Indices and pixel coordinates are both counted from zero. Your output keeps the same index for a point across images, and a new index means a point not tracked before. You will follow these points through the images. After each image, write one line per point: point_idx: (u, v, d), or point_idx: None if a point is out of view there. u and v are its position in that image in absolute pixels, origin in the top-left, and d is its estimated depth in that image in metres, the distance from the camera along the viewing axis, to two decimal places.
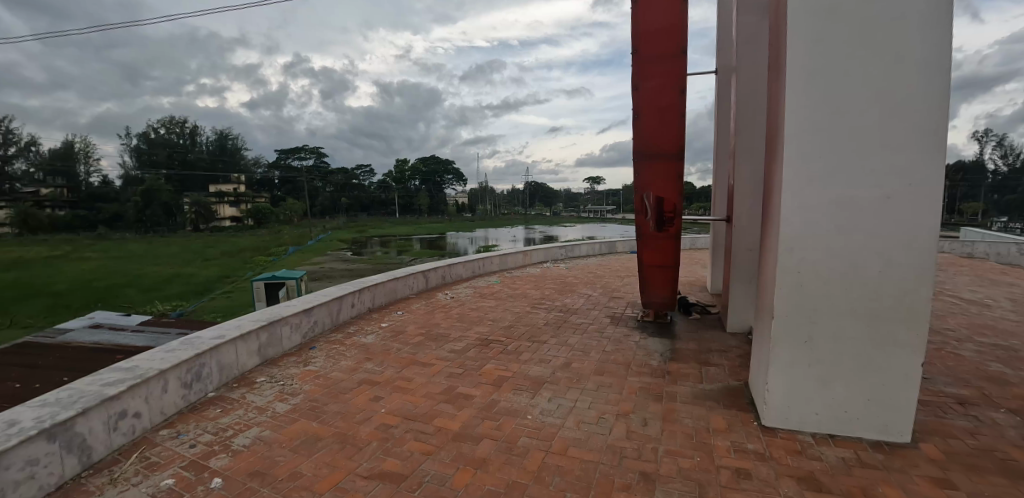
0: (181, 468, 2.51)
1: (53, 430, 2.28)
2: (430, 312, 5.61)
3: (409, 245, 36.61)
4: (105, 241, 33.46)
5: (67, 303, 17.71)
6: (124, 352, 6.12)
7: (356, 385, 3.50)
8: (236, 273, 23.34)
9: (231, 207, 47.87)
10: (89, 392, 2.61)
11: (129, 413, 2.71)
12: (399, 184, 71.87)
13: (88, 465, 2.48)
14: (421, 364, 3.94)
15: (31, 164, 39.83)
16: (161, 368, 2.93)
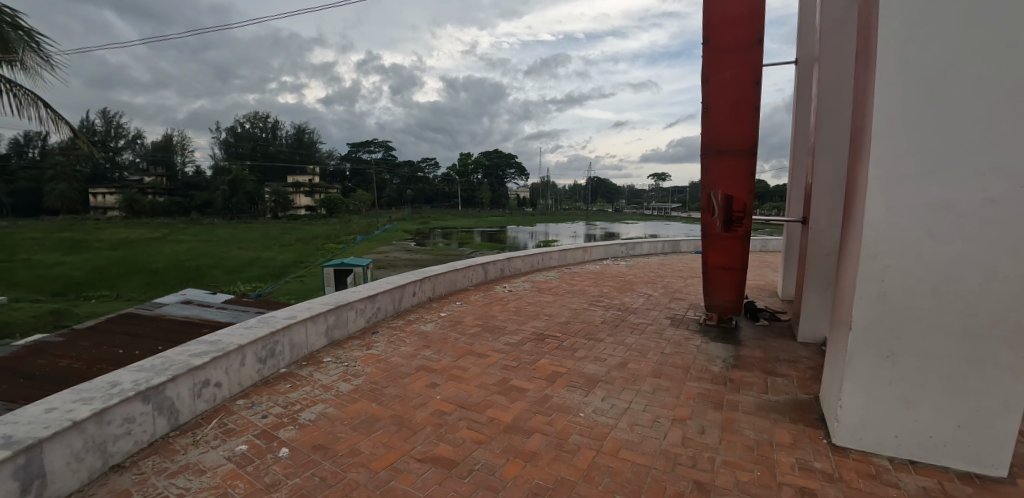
0: (254, 436, 2.72)
1: (147, 393, 2.56)
2: (488, 304, 5.71)
3: (469, 237, 37.41)
4: (199, 226, 37.08)
5: (163, 280, 19.88)
6: (211, 325, 6.77)
7: (414, 371, 3.62)
8: (309, 259, 25.14)
9: (306, 196, 51.54)
10: (179, 360, 2.90)
11: (211, 383, 2.98)
12: (462, 177, 73.65)
13: (176, 425, 2.76)
14: (476, 354, 4.01)
15: (138, 156, 46.76)
16: (240, 343, 3.20)
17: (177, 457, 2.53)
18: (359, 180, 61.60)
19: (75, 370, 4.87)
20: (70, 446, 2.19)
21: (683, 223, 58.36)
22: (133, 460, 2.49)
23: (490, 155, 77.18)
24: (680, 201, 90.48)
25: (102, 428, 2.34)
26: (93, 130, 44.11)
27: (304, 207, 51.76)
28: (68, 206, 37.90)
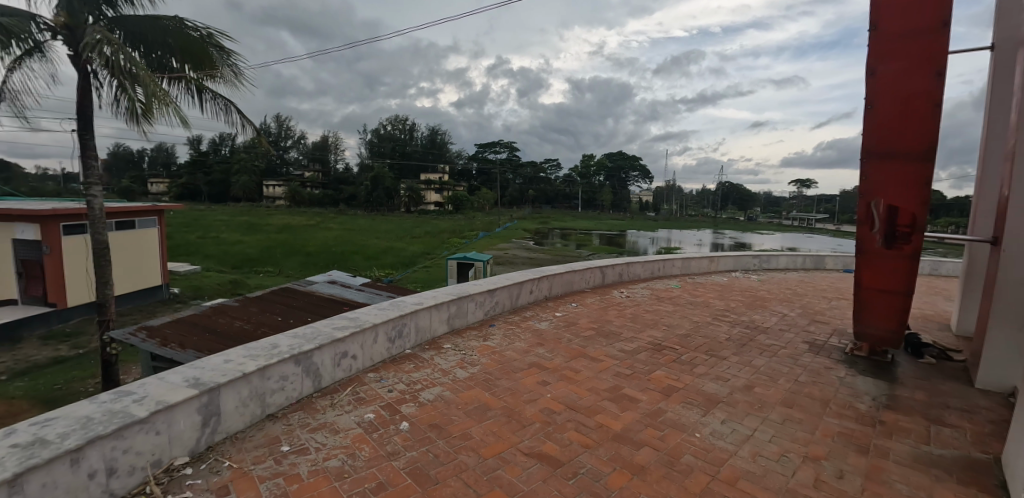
0: (380, 407, 3.02)
1: (299, 356, 2.99)
2: (604, 308, 5.65)
3: (588, 240, 37.52)
4: (347, 215, 42.54)
5: (316, 261, 23.22)
6: (351, 304, 7.69)
7: (526, 366, 3.73)
8: (434, 252, 27.46)
9: (436, 193, 56.10)
10: (325, 332, 3.34)
11: (348, 354, 3.38)
12: (584, 179, 73.37)
13: (319, 387, 3.19)
14: (589, 357, 4.00)
15: (301, 153, 55.53)
16: (375, 322, 3.58)
17: (317, 415, 2.91)
18: (484, 179, 65.19)
19: (249, 331, 5.88)
20: (239, 393, 2.65)
21: (829, 237, 51.35)
22: (284, 411, 2.93)
23: (614, 156, 75.75)
24: (826, 212, 79.57)
25: (263, 381, 2.79)
26: (270, 132, 54.07)
27: (433, 203, 56.14)
28: (248, 196, 46.51)
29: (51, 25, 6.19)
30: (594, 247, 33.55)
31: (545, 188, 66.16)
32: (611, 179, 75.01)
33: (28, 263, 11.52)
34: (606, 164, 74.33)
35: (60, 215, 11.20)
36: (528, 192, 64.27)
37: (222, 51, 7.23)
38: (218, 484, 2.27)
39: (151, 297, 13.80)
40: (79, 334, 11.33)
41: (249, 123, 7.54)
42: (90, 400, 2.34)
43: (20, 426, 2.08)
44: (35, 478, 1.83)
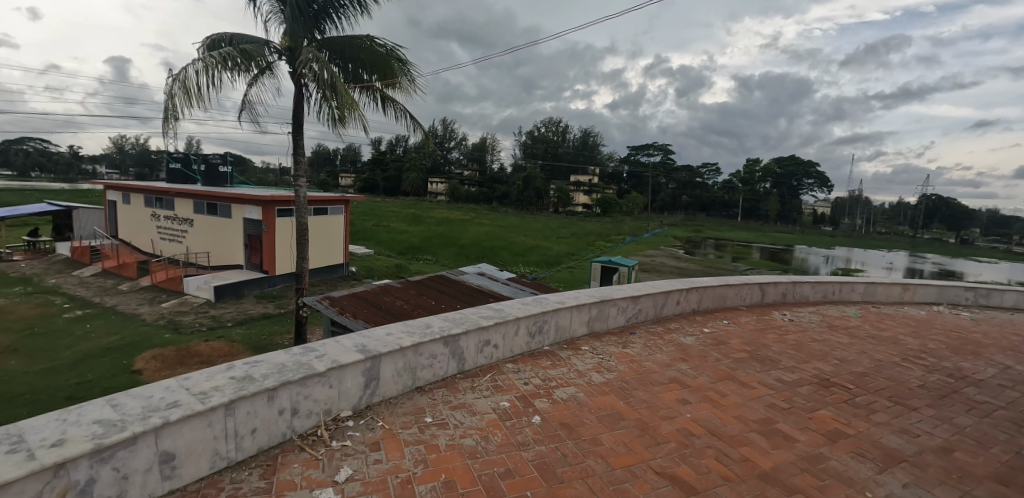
0: (515, 397, 3.15)
1: (448, 339, 3.29)
2: (761, 330, 5.15)
3: (745, 253, 34.69)
4: (497, 213, 45.64)
5: (468, 253, 25.41)
6: (495, 296, 8.22)
7: (666, 381, 3.57)
8: (578, 253, 28.16)
9: (585, 195, 55.97)
10: (473, 319, 3.63)
11: (490, 343, 3.61)
12: (745, 186, 64.27)
13: (463, 369, 3.46)
14: (739, 382, 3.69)
15: (462, 154, 62.59)
16: (518, 315, 3.77)
17: (459, 394, 3.15)
18: (634, 181, 63.75)
19: (407, 310, 6.76)
20: (396, 363, 3.00)
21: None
22: (431, 386, 3.24)
23: (785, 159, 64.31)
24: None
25: (416, 356, 3.12)
26: (438, 134, 62.08)
27: (581, 205, 55.77)
28: (416, 191, 54.61)
29: (278, 49, 7.74)
30: (754, 261, 31.04)
31: (700, 194, 60.68)
32: (780, 186, 64.24)
33: (252, 238, 14.55)
34: (775, 169, 63.80)
35: (276, 201, 13.97)
36: (681, 198, 60.16)
37: (402, 63, 8.19)
38: (372, 440, 2.59)
39: (333, 273, 16.37)
40: (281, 297, 13.98)
41: (417, 124, 8.45)
42: (286, 350, 2.87)
43: (238, 363, 2.64)
44: (243, 406, 2.30)
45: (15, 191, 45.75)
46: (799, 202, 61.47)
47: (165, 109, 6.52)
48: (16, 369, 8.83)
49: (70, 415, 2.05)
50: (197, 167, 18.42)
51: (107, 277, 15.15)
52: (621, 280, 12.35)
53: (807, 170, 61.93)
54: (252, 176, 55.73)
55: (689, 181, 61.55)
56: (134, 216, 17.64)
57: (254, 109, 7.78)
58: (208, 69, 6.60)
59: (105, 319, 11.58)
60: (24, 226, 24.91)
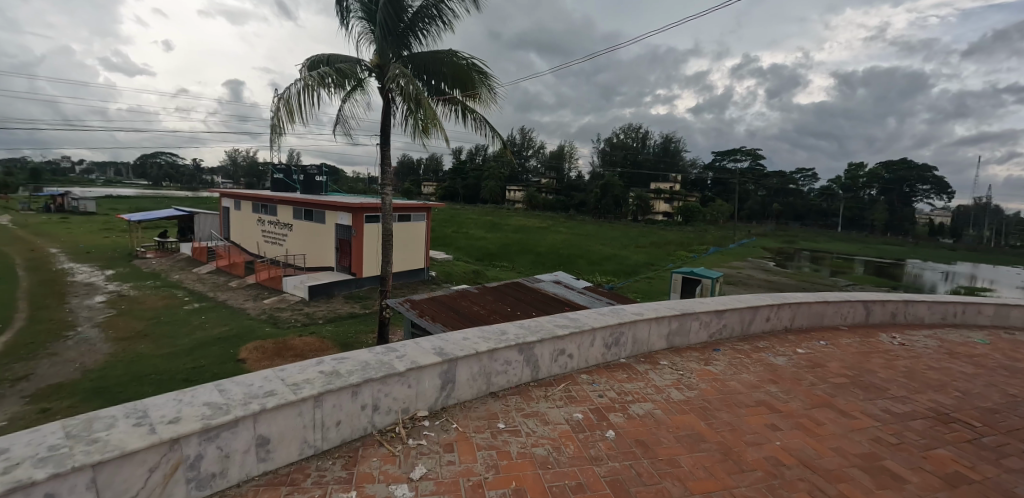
0: (589, 410, 3.09)
1: (523, 346, 3.31)
2: (865, 353, 4.64)
3: (847, 268, 31.57)
4: (574, 221, 45.50)
5: (543, 261, 25.57)
6: (570, 305, 8.20)
7: (752, 404, 3.33)
8: (658, 263, 27.31)
9: (665, 203, 54.15)
10: (548, 328, 3.63)
11: (565, 352, 3.59)
12: (847, 192, 57.85)
13: (536, 377, 3.47)
14: (838, 410, 3.35)
15: (539, 162, 63.69)
16: (593, 326, 3.72)
17: (532, 403, 3.15)
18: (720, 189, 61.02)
19: (484, 315, 6.94)
20: (471, 367, 3.06)
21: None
22: (505, 392, 3.27)
23: (894, 163, 56.27)
24: None
25: (491, 362, 3.17)
26: (516, 143, 63.85)
27: (662, 213, 53.85)
28: (494, 198, 56.60)
29: (369, 66, 8.30)
30: (856, 276, 28.26)
31: (795, 202, 56.80)
32: (889, 193, 56.05)
33: (342, 242, 15.73)
34: (882, 174, 55.78)
35: (365, 208, 15.01)
36: (773, 206, 56.05)
37: (482, 75, 8.49)
38: (446, 441, 2.67)
39: (414, 277, 17.23)
40: (366, 298, 14.92)
41: (495, 133, 8.73)
42: (369, 349, 3.04)
43: (327, 358, 2.84)
44: (329, 399, 2.46)
45: (156, 198, 53.59)
46: (912, 210, 53.75)
47: (272, 124, 7.27)
48: (148, 352, 10.23)
49: (186, 396, 2.32)
50: (297, 176, 20.23)
51: (220, 274, 17.12)
52: (703, 293, 11.89)
53: (922, 174, 53.42)
54: (345, 186, 60.95)
55: (781, 188, 57.54)
56: (243, 220, 19.80)
57: (347, 122, 8.40)
58: (308, 88, 7.28)
59: (217, 311, 13.07)
60: (160, 228, 29.00)
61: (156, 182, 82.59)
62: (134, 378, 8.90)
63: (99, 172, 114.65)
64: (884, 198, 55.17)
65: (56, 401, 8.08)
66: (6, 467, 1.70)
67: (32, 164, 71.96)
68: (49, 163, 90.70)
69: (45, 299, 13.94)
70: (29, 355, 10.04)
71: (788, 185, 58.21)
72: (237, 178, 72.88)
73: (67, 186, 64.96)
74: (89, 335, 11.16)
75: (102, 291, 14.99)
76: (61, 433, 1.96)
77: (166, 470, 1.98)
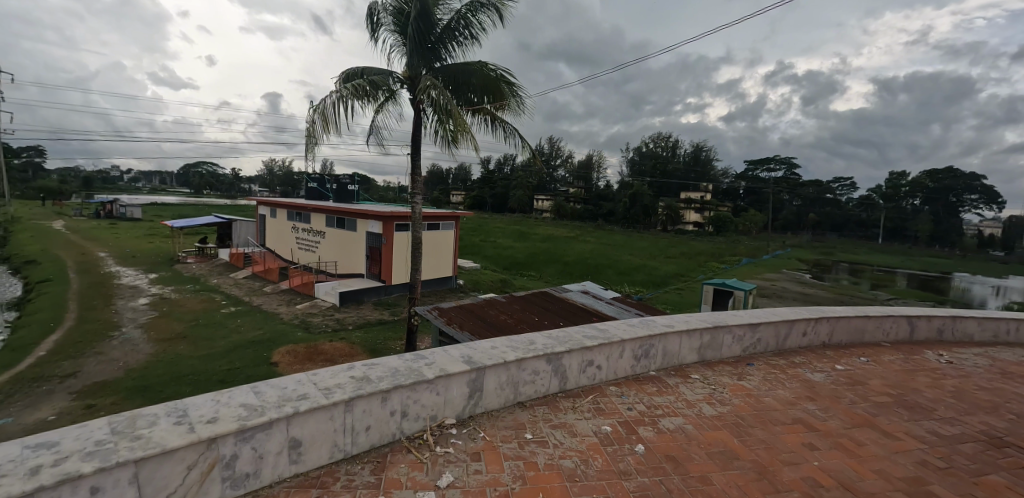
0: (617, 423, 3.05)
1: (552, 356, 3.30)
2: (910, 371, 4.42)
3: (889, 281, 30.17)
4: (602, 230, 45.12)
5: (571, 270, 25.44)
6: (598, 315, 8.12)
7: (789, 421, 3.22)
8: (689, 274, 26.80)
9: (696, 213, 53.13)
10: (577, 338, 3.60)
11: (593, 363, 3.56)
12: (889, 202, 55.24)
13: (564, 388, 3.44)
14: (881, 431, 3.19)
15: (567, 171, 63.69)
16: (623, 337, 3.67)
17: (559, 413, 3.13)
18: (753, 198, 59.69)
19: (511, 325, 6.94)
20: (499, 376, 3.07)
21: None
22: (532, 402, 3.26)
23: (940, 171, 52.90)
24: None
25: (519, 372, 3.16)
26: (544, 152, 64.30)
27: (692, 223, 52.81)
28: (522, 207, 56.95)
29: (401, 78, 8.50)
30: (898, 290, 27.00)
31: (832, 212, 54.93)
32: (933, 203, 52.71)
33: (372, 250, 16.03)
34: (927, 183, 52.51)
35: (395, 216, 15.30)
36: (810, 216, 54.36)
37: (511, 86, 8.62)
38: (473, 449, 2.67)
39: (442, 285, 17.39)
40: (394, 305, 15.13)
41: (523, 143, 8.82)
42: (399, 355, 3.08)
43: (358, 363, 2.89)
44: (359, 404, 2.50)
45: (198, 206, 55.97)
46: (959, 221, 50.57)
47: (307, 134, 7.50)
48: (186, 353, 10.64)
49: (223, 398, 2.40)
50: (330, 185, 20.79)
51: (255, 279, 17.70)
52: (736, 306, 11.63)
53: (970, 183, 50.00)
54: (376, 195, 62.36)
55: (818, 197, 55.69)
56: (278, 228, 20.45)
57: (380, 133, 8.61)
58: (343, 99, 7.51)
59: (252, 315, 13.50)
60: (201, 235, 30.26)
61: (198, 190, 86.45)
62: (173, 378, 9.26)
63: (145, 180, 120.68)
64: (928, 209, 52.06)
65: (100, 398, 8.47)
66: (57, 459, 1.79)
67: (86, 174, 76.44)
68: (101, 172, 96.16)
69: (94, 300, 14.71)
70: (78, 353, 10.60)
71: (824, 195, 56.37)
72: (273, 187, 75.46)
73: (117, 194, 68.74)
74: (132, 336, 11.69)
75: (145, 294, 15.71)
76: (108, 429, 2.06)
77: (204, 468, 2.05)
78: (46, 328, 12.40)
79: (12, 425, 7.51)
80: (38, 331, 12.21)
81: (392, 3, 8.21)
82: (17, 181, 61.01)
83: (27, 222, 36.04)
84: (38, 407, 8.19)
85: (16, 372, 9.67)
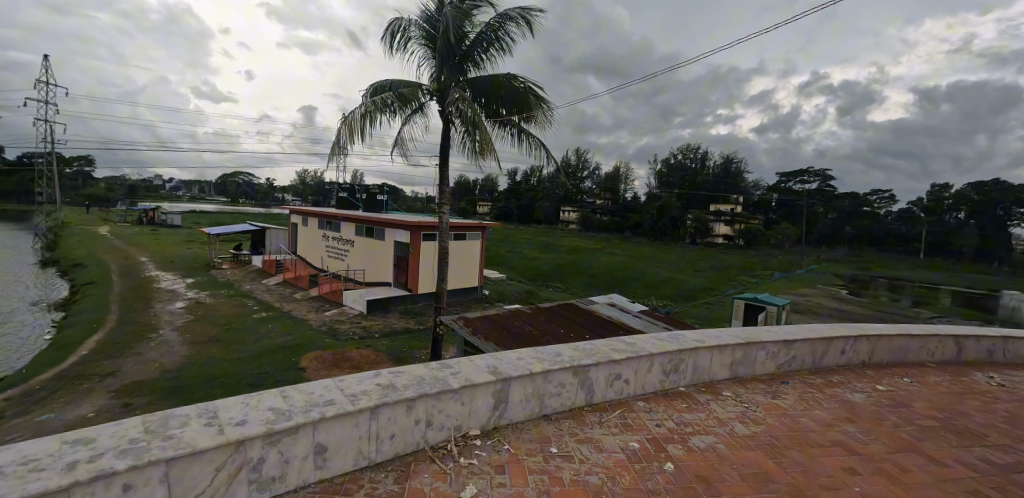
0: (645, 439, 2.98)
1: (578, 369, 3.26)
2: (958, 394, 4.19)
3: (932, 298, 28.87)
4: (628, 242, 44.74)
5: (597, 283, 25.21)
6: (624, 329, 8.01)
7: (827, 444, 3.09)
8: (718, 287, 26.23)
9: (725, 225, 51.99)
10: (604, 351, 3.56)
11: (621, 377, 3.50)
12: (931, 215, 52.76)
13: (591, 402, 3.40)
14: (928, 457, 3.03)
15: (593, 183, 63.56)
16: (651, 351, 3.60)
17: (586, 428, 3.09)
18: (786, 211, 57.99)
19: (536, 337, 6.90)
20: (525, 388, 3.05)
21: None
22: (558, 415, 3.23)
23: (986, 182, 49.37)
24: None
25: (545, 384, 3.14)
26: (570, 164, 64.35)
27: (721, 235, 51.58)
28: (548, 219, 56.92)
29: (429, 91, 8.66)
30: (942, 307, 25.75)
31: (869, 225, 53.00)
32: (979, 216, 49.39)
33: (400, 259, 16.28)
34: (972, 195, 49.15)
35: (422, 226, 15.54)
36: (846, 229, 52.65)
37: (538, 99, 8.69)
38: (497, 462, 2.65)
39: (467, 295, 17.47)
40: (420, 314, 15.26)
41: (549, 156, 8.88)
42: (424, 364, 3.10)
43: (383, 371, 2.92)
44: (385, 412, 2.52)
45: (236, 214, 57.94)
46: (1008, 235, 47.47)
47: (334, 144, 7.73)
48: (218, 356, 10.97)
49: (252, 401, 2.46)
50: (360, 195, 21.23)
51: (286, 286, 18.21)
52: (768, 321, 11.28)
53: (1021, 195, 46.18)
54: (404, 205, 63.71)
55: (854, 209, 53.82)
56: (309, 236, 21.00)
57: (406, 144, 8.81)
58: (370, 111, 7.72)
59: (282, 321, 13.86)
60: (236, 242, 31.32)
61: (236, 198, 90.07)
62: (205, 380, 9.56)
63: (185, 189, 126.18)
64: (973, 222, 48.91)
65: (137, 398, 8.79)
66: (93, 456, 1.87)
67: (132, 182, 80.45)
68: (145, 180, 100.96)
69: (135, 303, 15.35)
70: (118, 353, 11.06)
71: (860, 207, 54.33)
72: (305, 196, 77.74)
73: (163, 203, 72.35)
74: (168, 338, 12.14)
75: (182, 298, 16.30)
76: (141, 427, 2.13)
77: (231, 470, 2.09)
78: (89, 328, 13.01)
79: (53, 421, 7.86)
80: (82, 331, 12.81)
81: (422, 19, 8.42)
82: (69, 188, 64.67)
83: (77, 227, 38.01)
84: (79, 404, 8.57)
85: (61, 370, 10.15)
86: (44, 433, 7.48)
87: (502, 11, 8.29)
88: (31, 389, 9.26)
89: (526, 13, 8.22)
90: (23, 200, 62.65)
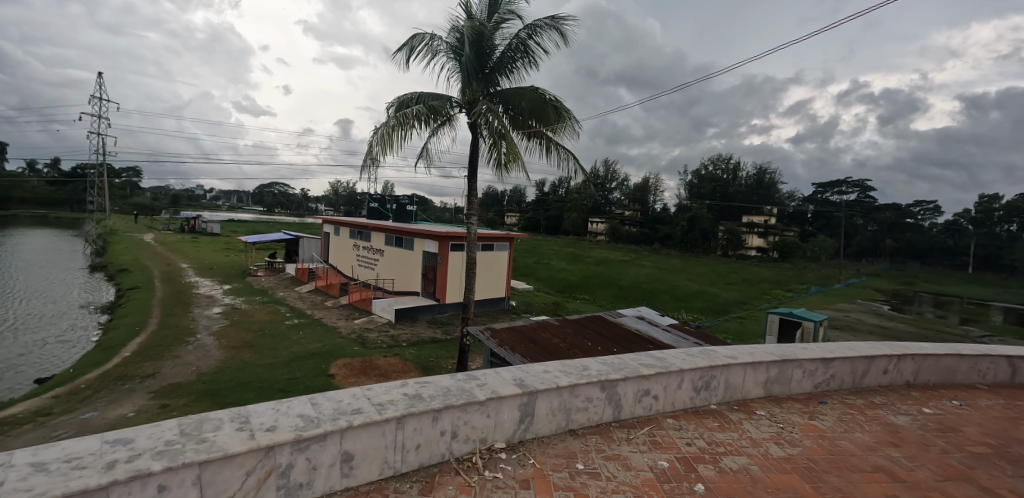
0: (675, 458, 2.91)
1: (605, 383, 3.22)
2: (1012, 419, 3.93)
3: (985, 316, 27.10)
4: (656, 254, 44.09)
5: (624, 295, 24.86)
6: (654, 343, 7.88)
7: (868, 469, 2.94)
8: (751, 302, 25.52)
9: (758, 237, 51.01)
10: (633, 365, 3.52)
11: (649, 393, 3.44)
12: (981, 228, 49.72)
13: (618, 418, 3.34)
14: (979, 486, 2.85)
15: (622, 194, 62.66)
16: (682, 366, 3.52)
17: (612, 444, 3.04)
18: (822, 222, 56.38)
19: (563, 349, 6.85)
20: (551, 402, 3.03)
21: None
22: (584, 430, 3.19)
23: None
24: None
25: (571, 398, 3.11)
26: (598, 175, 63.89)
27: (754, 248, 50.37)
28: (575, 229, 56.87)
29: (457, 103, 8.83)
30: (995, 326, 24.16)
31: (912, 238, 50.73)
32: None
33: (428, 269, 16.48)
34: None
35: (450, 236, 15.67)
36: (886, 241, 50.68)
37: (562, 110, 8.74)
38: (522, 476, 2.64)
39: (494, 306, 17.49)
40: (447, 324, 15.38)
41: (578, 166, 8.89)
42: (452, 374, 3.12)
43: (411, 380, 2.95)
44: (410, 422, 2.54)
45: (272, 224, 59.70)
46: None
47: (366, 156, 7.93)
48: (251, 361, 11.30)
49: (283, 406, 2.53)
50: (390, 205, 21.69)
51: (318, 293, 18.68)
52: (805, 338, 10.89)
53: None
54: (433, 216, 64.86)
55: (895, 222, 51.61)
56: (341, 245, 21.49)
57: (432, 155, 8.97)
58: (400, 123, 7.91)
59: (312, 328, 14.18)
60: (272, 250, 32.29)
61: (271, 208, 92.87)
62: (238, 384, 9.86)
63: (226, 199, 131.12)
64: None
65: (174, 399, 9.11)
66: (130, 456, 1.95)
67: (175, 192, 84.13)
68: (187, 191, 105.60)
69: (175, 308, 15.96)
70: (158, 356, 11.52)
71: (902, 219, 51.96)
72: (337, 206, 79.58)
73: (204, 212, 75.45)
74: (205, 342, 12.59)
75: (218, 304, 16.86)
76: (178, 429, 2.22)
77: (260, 475, 2.14)
78: (132, 330, 13.62)
79: (98, 418, 8.26)
80: (126, 334, 13.40)
81: (452, 34, 8.63)
82: (118, 197, 68.07)
83: (125, 235, 39.88)
84: (121, 403, 8.96)
85: (105, 369, 10.66)
86: (87, 431, 7.83)
87: (531, 22, 8.41)
88: (77, 387, 9.75)
89: (556, 23, 8.28)
90: (76, 208, 66.29)
